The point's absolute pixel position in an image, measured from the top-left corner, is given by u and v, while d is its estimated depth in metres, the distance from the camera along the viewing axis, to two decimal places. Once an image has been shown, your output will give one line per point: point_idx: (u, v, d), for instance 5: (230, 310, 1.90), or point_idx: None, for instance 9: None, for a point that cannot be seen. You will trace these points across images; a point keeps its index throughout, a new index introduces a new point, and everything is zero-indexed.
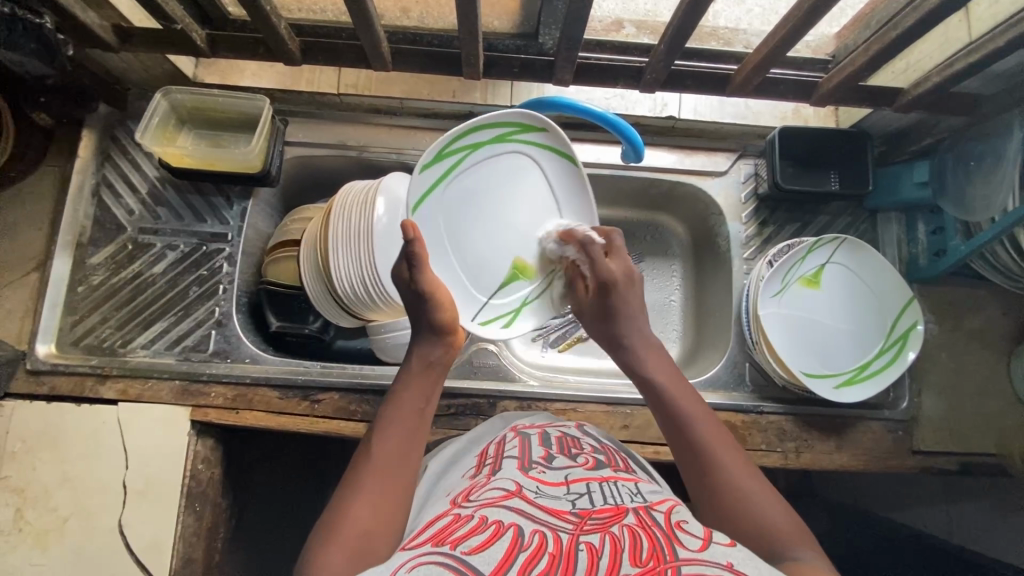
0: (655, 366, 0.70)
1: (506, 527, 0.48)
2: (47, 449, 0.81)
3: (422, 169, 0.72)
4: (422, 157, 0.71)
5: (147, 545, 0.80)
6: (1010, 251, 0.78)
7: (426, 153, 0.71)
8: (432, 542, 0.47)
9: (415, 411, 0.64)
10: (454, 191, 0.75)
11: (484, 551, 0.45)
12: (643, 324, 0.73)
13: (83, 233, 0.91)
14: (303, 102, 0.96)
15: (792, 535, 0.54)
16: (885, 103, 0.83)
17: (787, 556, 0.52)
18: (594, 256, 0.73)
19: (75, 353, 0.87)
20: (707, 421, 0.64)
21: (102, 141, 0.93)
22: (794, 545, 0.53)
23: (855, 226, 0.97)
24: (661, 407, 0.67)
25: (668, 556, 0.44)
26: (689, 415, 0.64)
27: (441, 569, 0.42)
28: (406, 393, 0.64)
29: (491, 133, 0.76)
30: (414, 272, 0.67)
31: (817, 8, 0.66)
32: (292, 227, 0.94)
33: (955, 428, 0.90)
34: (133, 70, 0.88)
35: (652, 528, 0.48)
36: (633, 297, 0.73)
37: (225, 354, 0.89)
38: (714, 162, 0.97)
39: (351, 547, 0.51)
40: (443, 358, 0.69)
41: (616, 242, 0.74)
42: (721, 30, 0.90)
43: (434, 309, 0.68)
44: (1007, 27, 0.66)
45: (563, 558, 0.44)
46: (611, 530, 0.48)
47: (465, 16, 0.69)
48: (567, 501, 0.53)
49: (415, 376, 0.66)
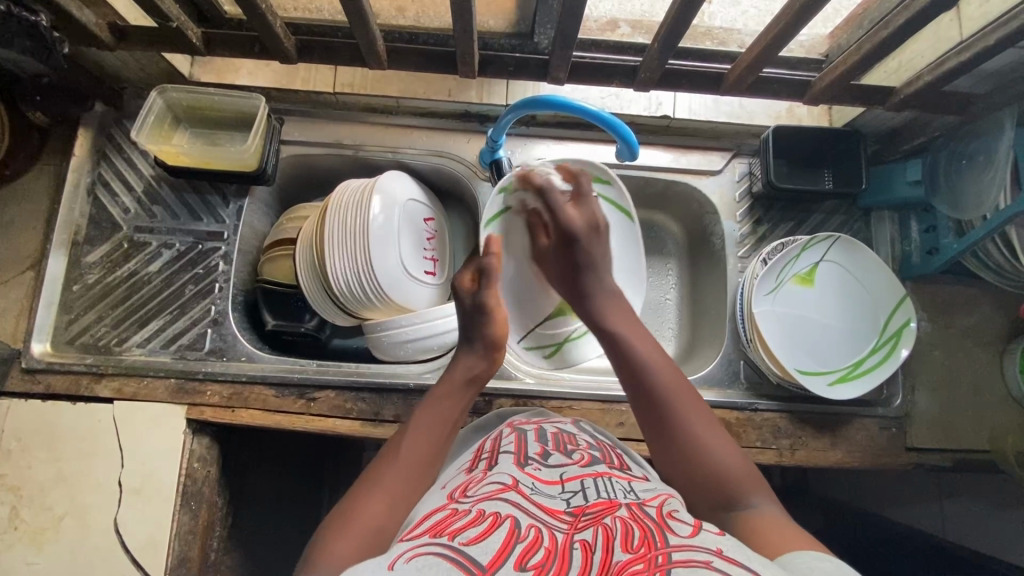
0: (615, 318, 0.72)
1: (502, 519, 0.48)
2: (42, 447, 0.81)
3: (501, 190, 0.87)
4: (505, 179, 0.86)
5: (142, 543, 0.80)
6: (1001, 247, 0.79)
7: (508, 176, 0.86)
8: (430, 534, 0.48)
9: (443, 422, 0.65)
10: (522, 216, 0.90)
11: (481, 543, 0.45)
12: (604, 270, 0.77)
13: (79, 232, 0.91)
14: (299, 101, 0.96)
15: (746, 482, 0.58)
16: (878, 102, 0.83)
17: (742, 504, 0.56)
18: (556, 207, 0.79)
19: (70, 352, 0.87)
20: (662, 367, 0.66)
21: (97, 139, 0.93)
22: (748, 492, 0.57)
23: (849, 225, 0.98)
24: (619, 360, 0.69)
25: (659, 543, 0.44)
26: (645, 365, 0.66)
27: (439, 560, 0.42)
28: (441, 403, 0.66)
29: (560, 172, 0.89)
30: (482, 283, 0.73)
31: (809, 8, 0.66)
32: (288, 226, 0.94)
33: (948, 425, 0.91)
34: (129, 69, 0.88)
35: (644, 518, 0.49)
36: (596, 246, 0.78)
37: (222, 353, 0.89)
38: (709, 161, 0.98)
39: (365, 536, 0.52)
40: (483, 374, 0.71)
41: (580, 190, 0.80)
42: (716, 30, 0.91)
43: (490, 325, 0.71)
44: (997, 26, 0.67)
45: (558, 553, 0.44)
46: (604, 522, 0.48)
47: (460, 14, 0.69)
48: (561, 500, 0.53)
49: (449, 388, 0.67)
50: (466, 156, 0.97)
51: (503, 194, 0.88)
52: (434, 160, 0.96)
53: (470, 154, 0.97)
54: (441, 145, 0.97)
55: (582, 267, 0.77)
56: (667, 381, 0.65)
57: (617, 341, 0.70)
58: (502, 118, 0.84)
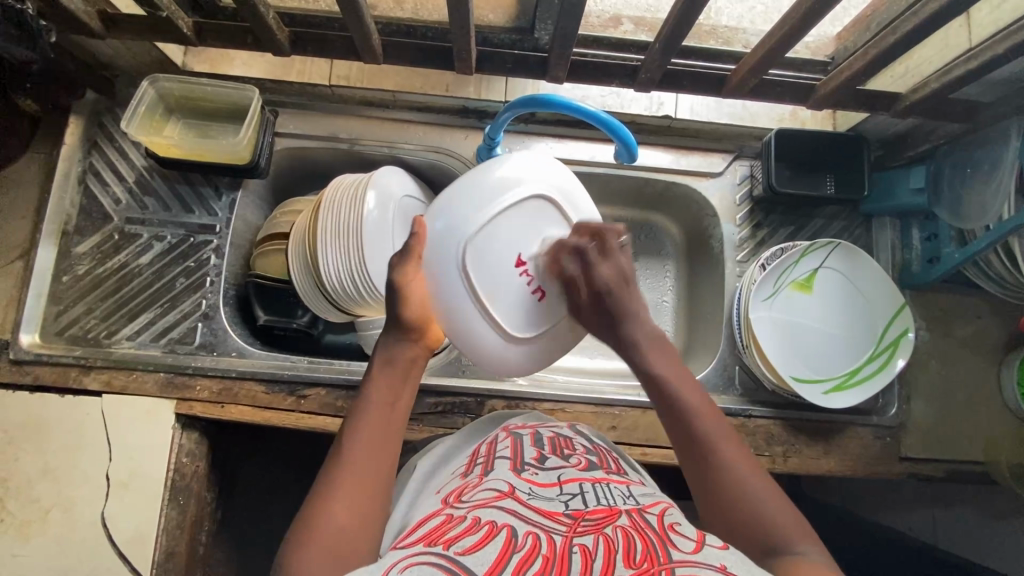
0: (658, 360, 0.67)
1: (499, 528, 0.47)
2: (29, 440, 0.81)
3: (380, 184, 0.86)
4: (384, 176, 0.87)
5: (129, 537, 0.79)
6: (1003, 257, 0.78)
7: (381, 175, 0.87)
8: (424, 542, 0.47)
9: (388, 407, 0.62)
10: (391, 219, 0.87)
11: (477, 552, 0.44)
12: (643, 311, 0.70)
13: (69, 222, 0.89)
14: (294, 93, 0.94)
15: (792, 528, 0.53)
16: (882, 107, 0.82)
17: (787, 550, 0.51)
18: (588, 259, 0.68)
19: (58, 344, 0.86)
20: (711, 419, 0.62)
21: (89, 128, 0.91)
22: (796, 541, 0.52)
23: (850, 231, 0.96)
24: (667, 409, 0.64)
25: (662, 558, 0.43)
26: (696, 421, 0.61)
27: (433, 570, 0.41)
28: (382, 391, 0.64)
29: (403, 187, 0.90)
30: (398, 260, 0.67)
31: (816, 11, 0.65)
32: (281, 220, 0.93)
33: (941, 437, 0.90)
34: (121, 56, 0.87)
35: (646, 530, 0.48)
36: (631, 296, 0.69)
37: (212, 348, 0.88)
38: (710, 163, 0.96)
39: (334, 542, 0.50)
40: (410, 359, 0.68)
41: (612, 246, 0.70)
42: (721, 28, 0.88)
43: (398, 306, 0.68)
44: (1007, 34, 0.65)
45: (557, 561, 0.44)
46: (604, 532, 0.47)
47: (457, 9, 0.67)
48: (559, 503, 0.52)
49: (382, 373, 0.65)
50: (464, 152, 0.95)
51: (387, 188, 0.87)
52: (431, 156, 0.95)
53: (468, 150, 0.95)
54: (439, 141, 0.95)
55: (621, 315, 0.69)
56: (715, 431, 0.61)
57: (665, 389, 0.65)
58: (499, 115, 0.82)
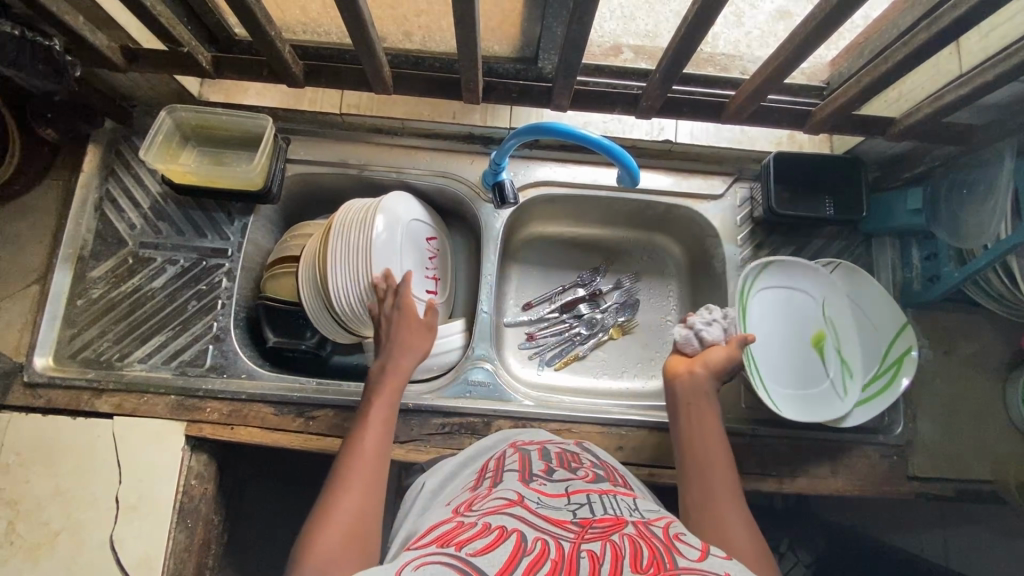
0: (700, 418, 0.74)
1: (509, 533, 0.48)
2: (41, 463, 0.81)
3: (387, 209, 0.88)
4: (392, 198, 0.90)
5: (137, 559, 0.79)
6: (1002, 275, 0.79)
7: (388, 197, 0.89)
8: (436, 544, 0.47)
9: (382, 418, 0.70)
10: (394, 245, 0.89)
11: (488, 554, 0.45)
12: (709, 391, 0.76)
13: (85, 247, 0.92)
14: (306, 121, 0.98)
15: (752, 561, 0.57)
16: (877, 131, 0.84)
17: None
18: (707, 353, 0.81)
19: (71, 366, 0.88)
20: (724, 466, 0.68)
21: (106, 156, 0.94)
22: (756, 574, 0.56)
23: (849, 250, 0.98)
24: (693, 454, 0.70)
25: (668, 564, 0.44)
26: (716, 468, 0.68)
27: (445, 569, 0.42)
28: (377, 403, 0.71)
29: (409, 210, 0.92)
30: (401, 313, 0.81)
31: (809, 41, 0.68)
32: (290, 243, 0.95)
33: (949, 455, 0.90)
34: (139, 87, 0.89)
35: (652, 539, 0.48)
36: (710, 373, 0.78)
37: (222, 369, 0.89)
38: (709, 186, 0.99)
39: (350, 534, 0.55)
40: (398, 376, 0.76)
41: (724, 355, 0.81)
42: (719, 56, 0.91)
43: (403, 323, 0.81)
44: (994, 62, 0.67)
45: (566, 563, 0.44)
46: (612, 539, 0.48)
47: (465, 43, 0.70)
48: (568, 512, 0.53)
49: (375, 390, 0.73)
50: (470, 176, 0.98)
51: (391, 213, 0.89)
52: (438, 181, 0.97)
53: (475, 175, 0.98)
54: (446, 166, 0.98)
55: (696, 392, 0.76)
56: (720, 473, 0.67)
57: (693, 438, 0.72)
58: (505, 141, 0.85)
